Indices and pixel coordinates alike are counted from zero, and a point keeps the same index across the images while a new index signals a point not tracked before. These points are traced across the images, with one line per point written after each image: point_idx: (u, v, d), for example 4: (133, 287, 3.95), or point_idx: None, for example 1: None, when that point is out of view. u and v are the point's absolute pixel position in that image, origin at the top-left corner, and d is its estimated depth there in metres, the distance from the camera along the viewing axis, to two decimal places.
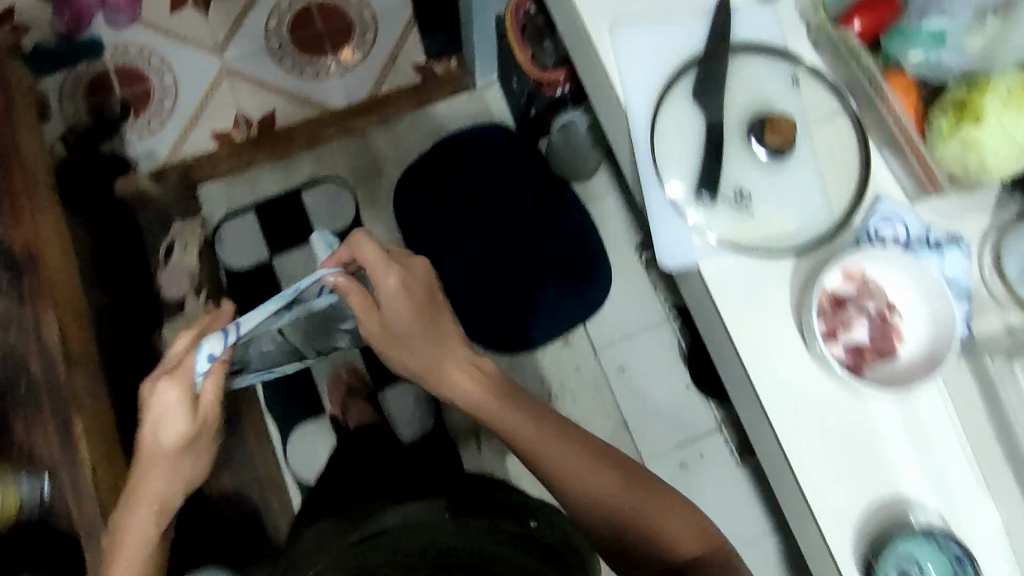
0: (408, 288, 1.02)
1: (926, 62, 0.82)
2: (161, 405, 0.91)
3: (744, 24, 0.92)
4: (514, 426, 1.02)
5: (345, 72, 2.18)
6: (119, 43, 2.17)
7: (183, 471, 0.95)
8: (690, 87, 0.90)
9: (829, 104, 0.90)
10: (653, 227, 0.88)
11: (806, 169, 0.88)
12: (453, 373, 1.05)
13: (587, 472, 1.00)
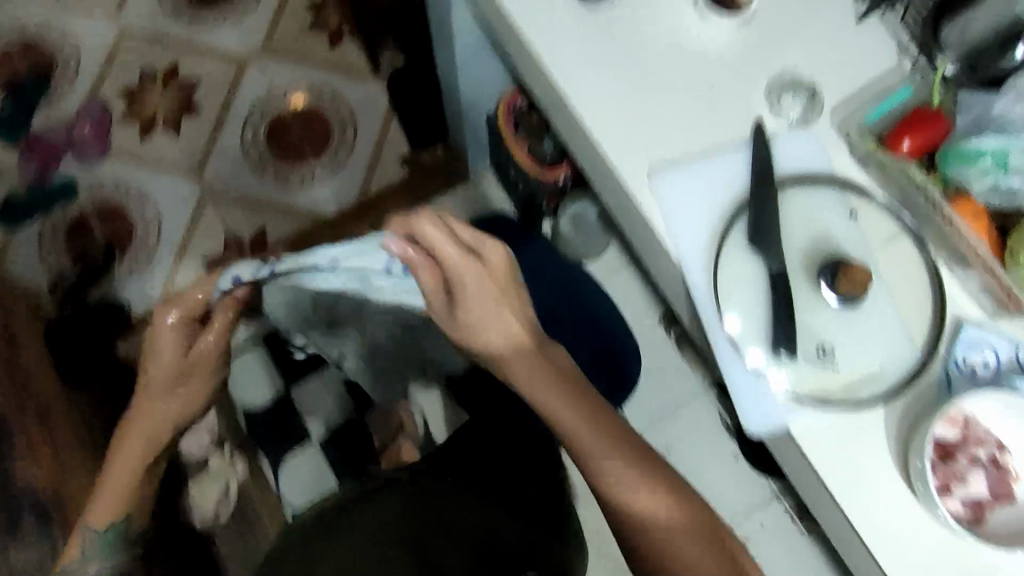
0: (479, 284, 0.89)
1: (994, 189, 0.79)
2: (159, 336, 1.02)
3: (786, 155, 0.88)
4: (546, 403, 0.87)
5: (331, 173, 2.10)
6: (93, 180, 2.11)
7: (176, 411, 1.04)
8: (743, 235, 0.85)
9: (891, 227, 0.86)
10: (728, 386, 0.83)
11: (880, 301, 0.83)
12: (511, 357, 0.89)
13: (620, 471, 0.84)
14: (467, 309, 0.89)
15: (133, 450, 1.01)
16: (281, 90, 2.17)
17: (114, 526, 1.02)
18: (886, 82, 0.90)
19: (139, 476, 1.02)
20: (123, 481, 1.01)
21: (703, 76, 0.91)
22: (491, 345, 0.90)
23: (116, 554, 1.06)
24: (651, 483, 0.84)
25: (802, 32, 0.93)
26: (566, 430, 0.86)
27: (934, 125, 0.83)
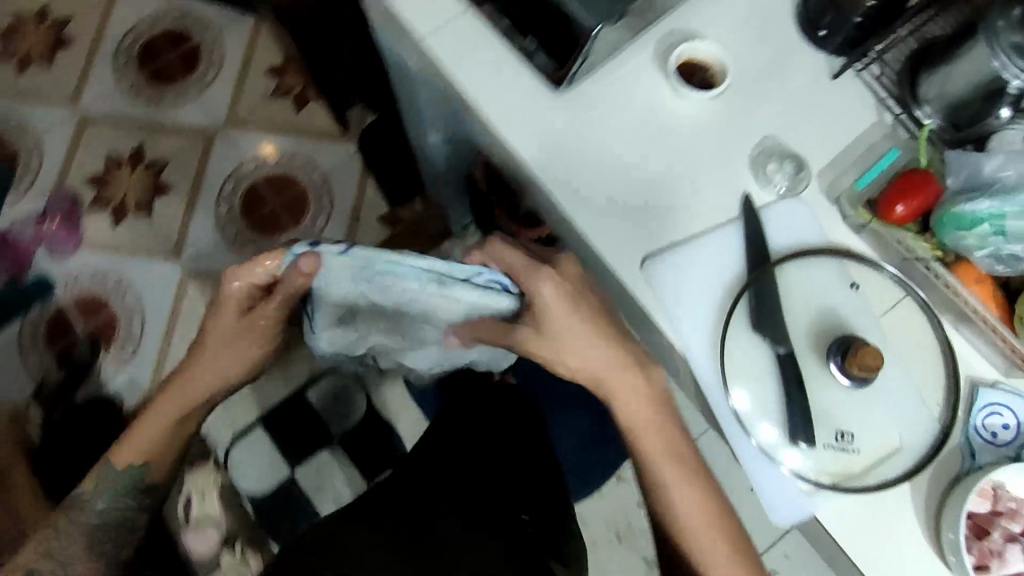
0: (565, 296, 0.83)
1: (996, 255, 0.77)
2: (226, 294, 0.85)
3: (778, 230, 0.86)
4: (615, 395, 0.86)
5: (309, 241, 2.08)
6: (67, 274, 2.06)
7: (230, 358, 0.93)
8: (747, 318, 0.83)
9: (893, 292, 0.84)
10: (749, 478, 0.81)
11: (894, 372, 0.81)
12: (617, 384, 0.85)
13: (657, 429, 0.86)
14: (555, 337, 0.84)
15: (195, 386, 0.94)
16: (249, 161, 2.14)
17: (134, 469, 0.98)
18: (868, 139, 0.90)
19: (168, 442, 0.99)
20: (147, 443, 0.97)
21: (684, 155, 0.89)
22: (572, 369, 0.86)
23: (121, 497, 1.00)
24: (705, 494, 0.86)
25: (778, 98, 0.91)
26: (626, 422, 0.86)
27: (926, 189, 0.81)
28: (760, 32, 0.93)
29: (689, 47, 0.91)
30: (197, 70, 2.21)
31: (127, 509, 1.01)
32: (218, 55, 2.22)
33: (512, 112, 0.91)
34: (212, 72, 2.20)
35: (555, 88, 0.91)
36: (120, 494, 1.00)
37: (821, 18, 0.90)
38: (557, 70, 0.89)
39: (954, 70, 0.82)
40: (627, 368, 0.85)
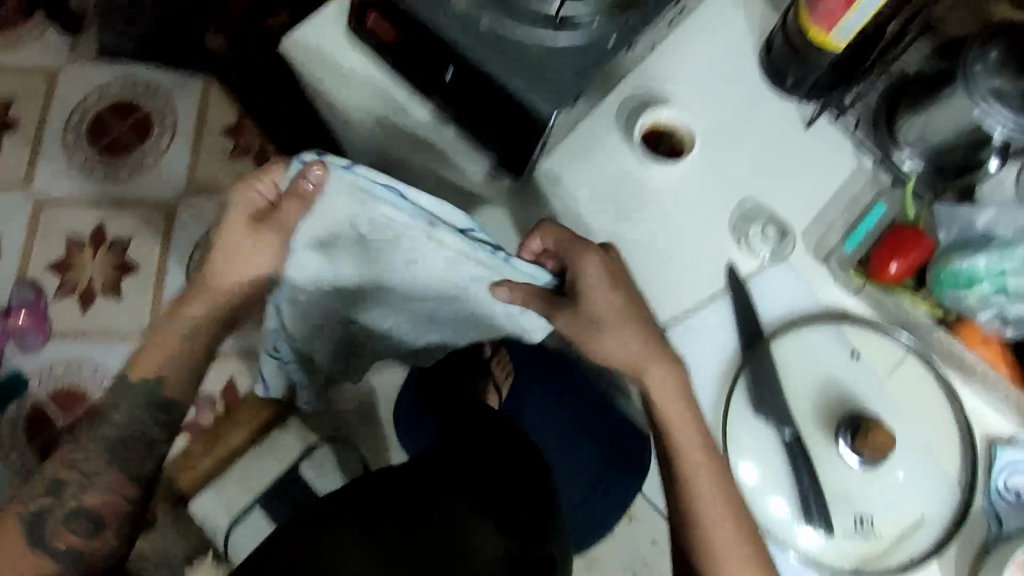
0: (613, 283, 0.74)
1: (1000, 317, 0.73)
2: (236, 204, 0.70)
3: (768, 300, 0.82)
4: (650, 380, 0.73)
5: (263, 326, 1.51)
6: (66, 355, 1.55)
7: (248, 265, 0.71)
8: (747, 398, 0.79)
9: (895, 352, 0.80)
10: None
11: (906, 440, 0.77)
12: (661, 375, 0.73)
13: (689, 425, 0.72)
14: (586, 314, 0.73)
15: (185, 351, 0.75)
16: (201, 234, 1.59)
17: (140, 391, 0.72)
18: (852, 189, 0.86)
19: (193, 349, 0.74)
20: (172, 363, 0.74)
21: (662, 226, 0.85)
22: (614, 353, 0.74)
23: (138, 416, 0.72)
24: (727, 500, 0.70)
25: (750, 160, 0.87)
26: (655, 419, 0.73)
27: (918, 244, 0.77)
28: (723, 89, 0.90)
29: (652, 114, 0.87)
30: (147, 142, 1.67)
31: (147, 425, 0.73)
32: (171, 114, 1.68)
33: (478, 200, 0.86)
34: (162, 130, 1.67)
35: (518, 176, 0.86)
36: (137, 405, 0.73)
37: (784, 69, 0.87)
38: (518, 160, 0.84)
39: (931, 117, 0.78)
40: (661, 359, 0.73)
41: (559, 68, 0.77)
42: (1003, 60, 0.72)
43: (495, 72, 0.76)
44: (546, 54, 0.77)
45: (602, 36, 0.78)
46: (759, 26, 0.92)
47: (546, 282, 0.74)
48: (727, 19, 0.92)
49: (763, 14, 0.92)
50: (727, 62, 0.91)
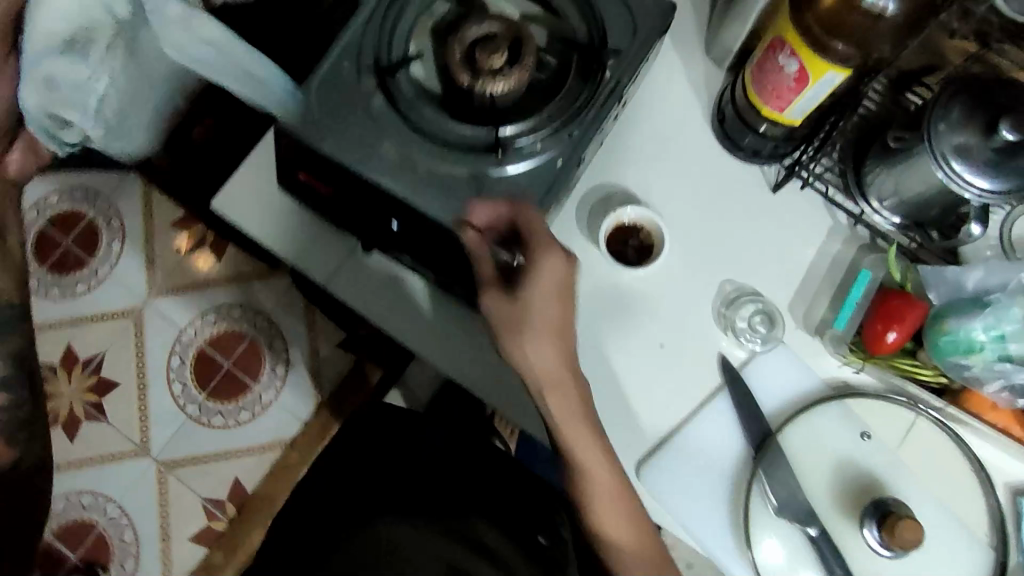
0: (560, 295, 0.71)
1: (1011, 387, 0.72)
2: None
3: (767, 390, 0.79)
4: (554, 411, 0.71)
5: (276, 402, 1.48)
6: (69, 490, 1.43)
7: None
8: (766, 495, 0.76)
9: (903, 418, 0.77)
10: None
11: (932, 512, 0.75)
12: (556, 392, 0.71)
13: (589, 447, 0.72)
14: (534, 307, 0.70)
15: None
16: (187, 326, 1.50)
17: None
18: (830, 249, 0.83)
19: None
20: None
21: (644, 324, 0.81)
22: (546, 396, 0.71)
23: None
24: (617, 481, 0.72)
25: (722, 238, 0.84)
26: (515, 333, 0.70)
27: (909, 311, 0.74)
28: (682, 163, 0.86)
29: (614, 215, 0.81)
30: (98, 253, 1.52)
31: None
32: (115, 216, 1.53)
33: (453, 334, 0.83)
34: (111, 238, 1.53)
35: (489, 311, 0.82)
36: None
37: (742, 139, 0.84)
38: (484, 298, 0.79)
39: (902, 175, 0.75)
40: (572, 376, 0.72)
41: (511, 200, 0.72)
42: (967, 115, 0.68)
43: (445, 219, 0.71)
44: (495, 188, 0.73)
45: (551, 158, 0.73)
46: (707, 88, 0.88)
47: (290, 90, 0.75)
48: (673, 87, 0.88)
49: (709, 76, 0.88)
50: (681, 134, 0.87)
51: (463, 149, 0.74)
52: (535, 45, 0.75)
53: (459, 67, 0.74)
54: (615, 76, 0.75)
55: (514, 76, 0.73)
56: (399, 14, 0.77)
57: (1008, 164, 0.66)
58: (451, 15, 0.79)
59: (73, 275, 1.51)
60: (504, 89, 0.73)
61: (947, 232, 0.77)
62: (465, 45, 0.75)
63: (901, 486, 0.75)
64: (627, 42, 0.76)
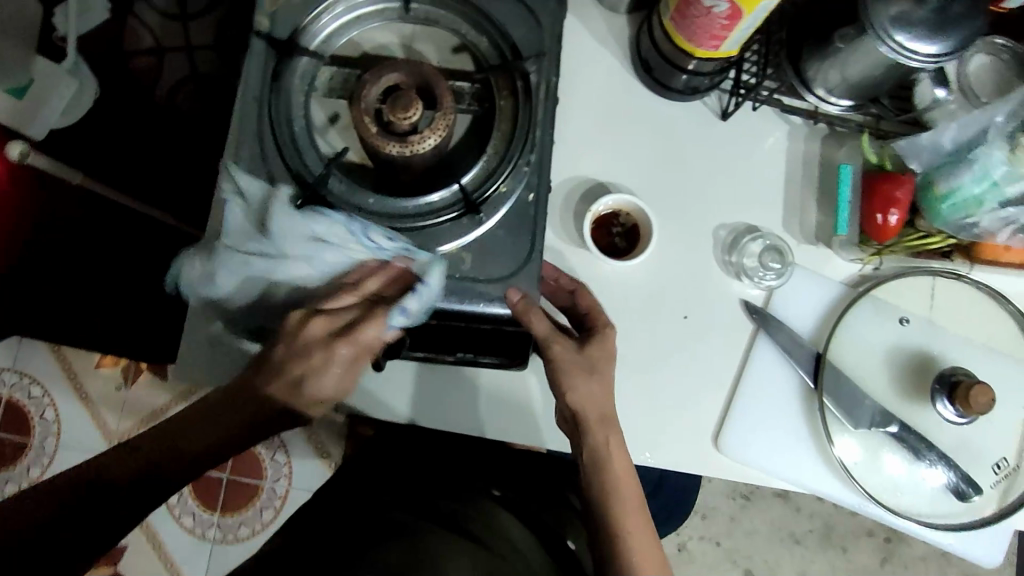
0: (594, 361, 0.69)
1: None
2: (324, 351, 0.60)
3: (797, 316, 0.79)
4: (603, 442, 0.68)
5: (292, 489, 1.38)
6: None
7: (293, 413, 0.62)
8: (840, 414, 0.77)
9: (924, 286, 0.79)
10: (914, 533, 0.78)
11: (986, 361, 0.78)
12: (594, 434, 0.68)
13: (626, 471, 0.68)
14: (599, 367, 0.69)
15: (283, 395, 0.60)
16: None
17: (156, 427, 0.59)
18: (797, 154, 0.81)
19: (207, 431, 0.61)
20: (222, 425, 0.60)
21: (658, 301, 0.79)
22: (596, 428, 0.68)
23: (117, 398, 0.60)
24: (644, 503, 0.69)
25: (696, 186, 0.80)
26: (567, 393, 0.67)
27: (901, 189, 0.74)
28: (626, 128, 0.81)
29: (591, 212, 0.77)
30: (34, 429, 1.34)
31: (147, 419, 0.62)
32: (33, 383, 1.35)
33: (487, 398, 0.77)
34: (40, 408, 1.34)
35: (523, 367, 0.75)
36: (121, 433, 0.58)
37: (674, 81, 0.79)
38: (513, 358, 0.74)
39: (848, 62, 0.71)
40: (614, 421, 0.69)
41: (506, 257, 0.67)
42: None
43: (454, 304, 0.66)
44: (484, 252, 0.67)
45: (514, 193, 0.68)
46: (617, 40, 0.82)
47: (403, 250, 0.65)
48: (585, 53, 0.82)
49: (613, 27, 0.82)
50: (612, 99, 0.81)
51: (430, 224, 0.66)
52: (445, 82, 0.67)
53: (379, 137, 0.65)
54: (542, 79, 0.69)
55: (442, 123, 0.65)
56: (287, 107, 0.68)
57: (948, 21, 0.63)
58: (341, 79, 0.70)
59: (22, 460, 1.33)
60: (438, 139, 0.66)
61: (905, 101, 0.77)
62: (372, 109, 0.65)
63: (946, 348, 0.78)
64: (532, 41, 0.70)
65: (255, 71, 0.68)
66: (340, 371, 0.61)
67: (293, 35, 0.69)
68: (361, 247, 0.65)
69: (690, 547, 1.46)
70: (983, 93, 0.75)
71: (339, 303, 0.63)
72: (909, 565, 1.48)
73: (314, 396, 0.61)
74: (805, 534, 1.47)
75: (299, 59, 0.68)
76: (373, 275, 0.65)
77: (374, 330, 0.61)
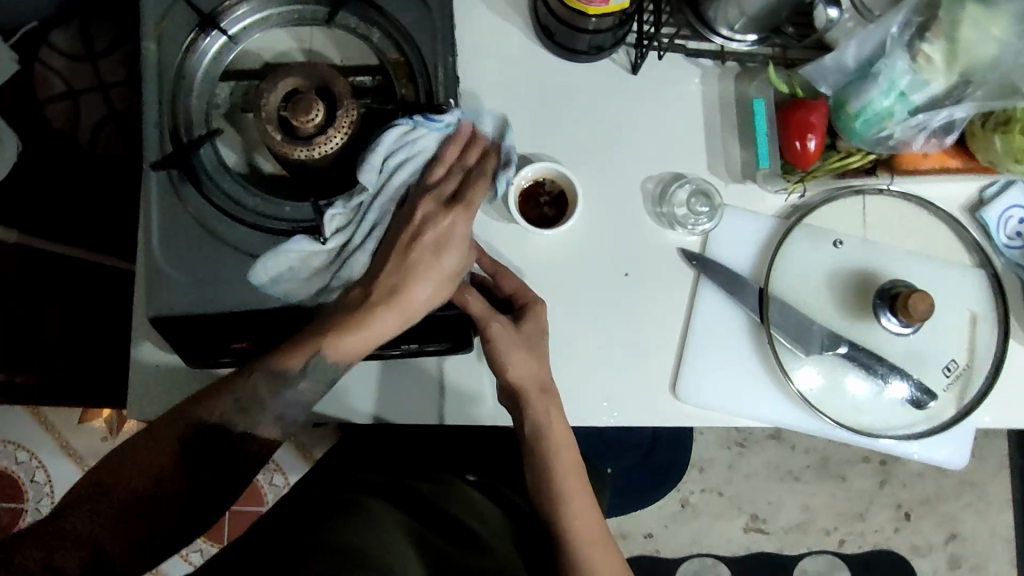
0: (529, 337, 0.71)
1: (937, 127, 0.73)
2: (448, 228, 0.63)
3: (735, 255, 0.80)
4: (538, 416, 0.71)
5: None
6: None
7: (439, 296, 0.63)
8: (789, 343, 0.78)
9: (855, 206, 0.80)
10: (880, 449, 0.79)
11: (921, 266, 0.80)
12: (537, 407, 0.71)
13: (555, 431, 0.72)
14: (536, 338, 0.72)
15: (432, 270, 0.62)
16: None
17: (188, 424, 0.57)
18: (713, 94, 0.81)
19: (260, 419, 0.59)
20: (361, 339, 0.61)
21: (596, 262, 0.79)
22: (534, 401, 0.71)
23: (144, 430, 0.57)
24: (578, 470, 0.73)
25: (618, 143, 0.80)
26: (506, 371, 0.70)
27: (815, 114, 0.75)
28: (540, 97, 0.81)
29: (514, 186, 0.77)
30: (27, 494, 1.32)
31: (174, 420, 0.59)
32: (18, 449, 1.33)
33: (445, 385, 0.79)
34: (29, 471, 1.32)
35: (470, 348, 0.77)
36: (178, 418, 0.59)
37: (578, 43, 0.78)
38: (458, 342, 0.75)
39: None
40: (549, 391, 0.72)
41: None
42: None
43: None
44: None
45: None
46: (516, 11, 0.82)
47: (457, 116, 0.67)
48: (485, 29, 0.81)
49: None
50: (520, 70, 0.81)
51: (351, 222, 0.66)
52: (343, 79, 0.67)
53: (285, 144, 0.65)
54: (437, 59, 0.70)
55: (346, 120, 0.66)
56: (194, 126, 0.69)
57: None
58: (242, 92, 0.72)
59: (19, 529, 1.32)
60: (343, 137, 0.66)
61: (806, 26, 0.78)
62: (274, 116, 0.65)
63: (884, 263, 0.80)
64: (424, 24, 0.70)
65: (150, 93, 0.67)
66: (465, 233, 0.64)
67: (180, 59, 0.69)
68: (427, 130, 0.66)
69: (694, 501, 1.47)
70: (875, 7, 0.75)
71: (436, 178, 0.66)
72: (907, 483, 1.50)
73: (454, 266, 0.63)
74: (803, 470, 1.49)
75: (196, 69, 0.70)
76: (452, 144, 0.66)
77: (481, 193, 0.65)
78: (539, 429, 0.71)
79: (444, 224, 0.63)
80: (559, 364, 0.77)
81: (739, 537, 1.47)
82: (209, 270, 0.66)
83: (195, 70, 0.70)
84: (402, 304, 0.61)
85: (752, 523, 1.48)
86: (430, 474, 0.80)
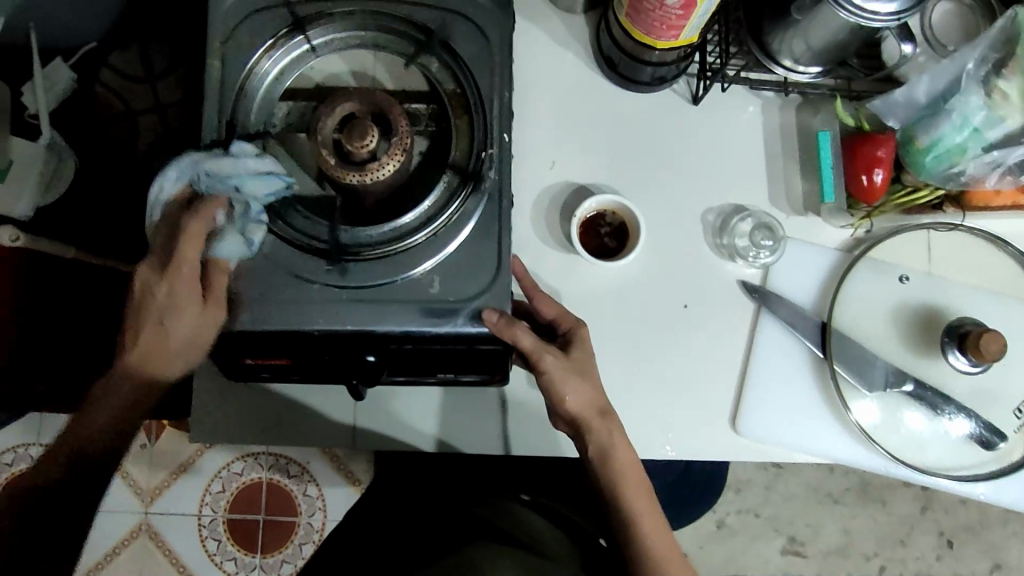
0: (585, 365, 0.71)
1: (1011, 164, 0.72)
2: (159, 297, 0.66)
3: (795, 288, 0.79)
4: (603, 439, 0.71)
5: (329, 520, 1.35)
6: None
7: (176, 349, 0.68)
8: (852, 379, 0.77)
9: (920, 240, 0.79)
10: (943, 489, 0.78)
11: (991, 304, 0.78)
12: (598, 438, 0.71)
13: (618, 451, 0.71)
14: (589, 364, 0.72)
15: (166, 337, 0.67)
16: (202, 507, 1.34)
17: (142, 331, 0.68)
18: (774, 125, 0.81)
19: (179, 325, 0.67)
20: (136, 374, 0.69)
21: (654, 293, 0.78)
22: (596, 426, 0.71)
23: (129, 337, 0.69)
24: (644, 490, 0.73)
25: (676, 171, 0.80)
26: (575, 405, 0.70)
27: (883, 148, 0.74)
28: (598, 125, 0.81)
29: (577, 216, 0.77)
30: None
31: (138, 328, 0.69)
32: None
33: (507, 405, 0.81)
34: None
35: (505, 383, 0.78)
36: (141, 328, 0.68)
37: (640, 74, 0.78)
38: (496, 375, 0.76)
39: (808, 32, 0.71)
40: (609, 414, 0.72)
41: (477, 271, 0.69)
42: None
43: (430, 326, 0.67)
44: (452, 273, 0.69)
45: (484, 211, 0.70)
46: (577, 40, 0.82)
47: (269, 190, 0.66)
48: (545, 57, 0.82)
49: (572, 28, 0.82)
50: (580, 98, 0.81)
51: (396, 248, 0.68)
52: (399, 105, 0.67)
53: (339, 168, 0.64)
54: (494, 93, 0.71)
55: (399, 148, 0.65)
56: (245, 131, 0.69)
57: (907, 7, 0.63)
58: (297, 113, 0.72)
59: None
60: (396, 165, 0.65)
61: (874, 60, 0.77)
62: (329, 140, 0.65)
63: (949, 299, 0.78)
64: (485, 60, 0.71)
65: (209, 120, 0.68)
66: (193, 303, 0.66)
67: (241, 83, 0.69)
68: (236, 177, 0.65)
69: (730, 522, 1.45)
70: (949, 41, 0.76)
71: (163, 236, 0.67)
72: (949, 509, 1.47)
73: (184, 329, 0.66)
74: (843, 493, 1.46)
75: (255, 91, 0.70)
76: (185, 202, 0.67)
77: (192, 249, 0.64)
78: (604, 453, 0.71)
79: (156, 291, 0.66)
80: (617, 397, 0.77)
81: (776, 559, 1.45)
82: (260, 287, 0.68)
83: (255, 91, 0.71)
84: (159, 352, 0.68)
85: (790, 546, 1.45)
86: (483, 497, 0.80)
